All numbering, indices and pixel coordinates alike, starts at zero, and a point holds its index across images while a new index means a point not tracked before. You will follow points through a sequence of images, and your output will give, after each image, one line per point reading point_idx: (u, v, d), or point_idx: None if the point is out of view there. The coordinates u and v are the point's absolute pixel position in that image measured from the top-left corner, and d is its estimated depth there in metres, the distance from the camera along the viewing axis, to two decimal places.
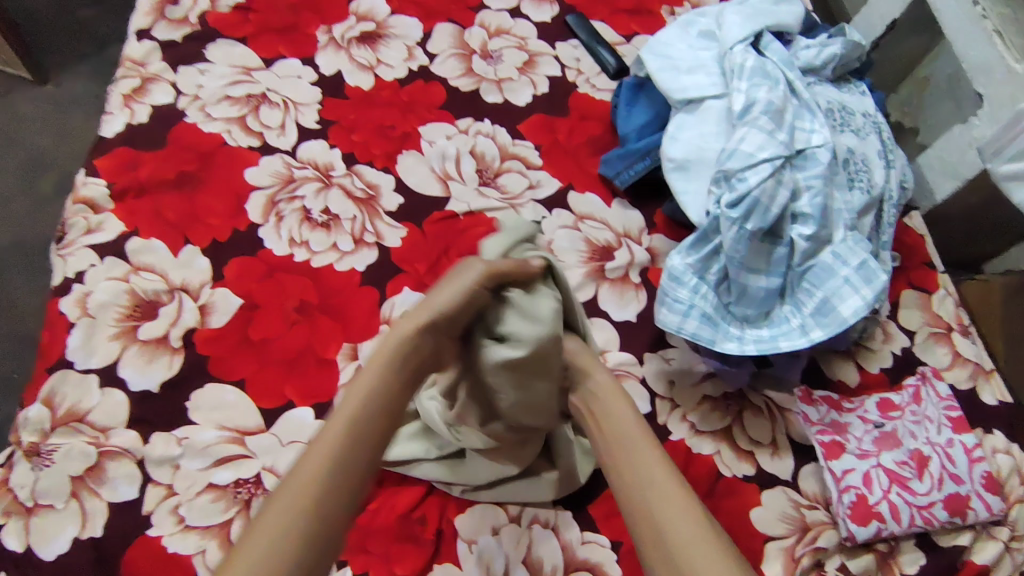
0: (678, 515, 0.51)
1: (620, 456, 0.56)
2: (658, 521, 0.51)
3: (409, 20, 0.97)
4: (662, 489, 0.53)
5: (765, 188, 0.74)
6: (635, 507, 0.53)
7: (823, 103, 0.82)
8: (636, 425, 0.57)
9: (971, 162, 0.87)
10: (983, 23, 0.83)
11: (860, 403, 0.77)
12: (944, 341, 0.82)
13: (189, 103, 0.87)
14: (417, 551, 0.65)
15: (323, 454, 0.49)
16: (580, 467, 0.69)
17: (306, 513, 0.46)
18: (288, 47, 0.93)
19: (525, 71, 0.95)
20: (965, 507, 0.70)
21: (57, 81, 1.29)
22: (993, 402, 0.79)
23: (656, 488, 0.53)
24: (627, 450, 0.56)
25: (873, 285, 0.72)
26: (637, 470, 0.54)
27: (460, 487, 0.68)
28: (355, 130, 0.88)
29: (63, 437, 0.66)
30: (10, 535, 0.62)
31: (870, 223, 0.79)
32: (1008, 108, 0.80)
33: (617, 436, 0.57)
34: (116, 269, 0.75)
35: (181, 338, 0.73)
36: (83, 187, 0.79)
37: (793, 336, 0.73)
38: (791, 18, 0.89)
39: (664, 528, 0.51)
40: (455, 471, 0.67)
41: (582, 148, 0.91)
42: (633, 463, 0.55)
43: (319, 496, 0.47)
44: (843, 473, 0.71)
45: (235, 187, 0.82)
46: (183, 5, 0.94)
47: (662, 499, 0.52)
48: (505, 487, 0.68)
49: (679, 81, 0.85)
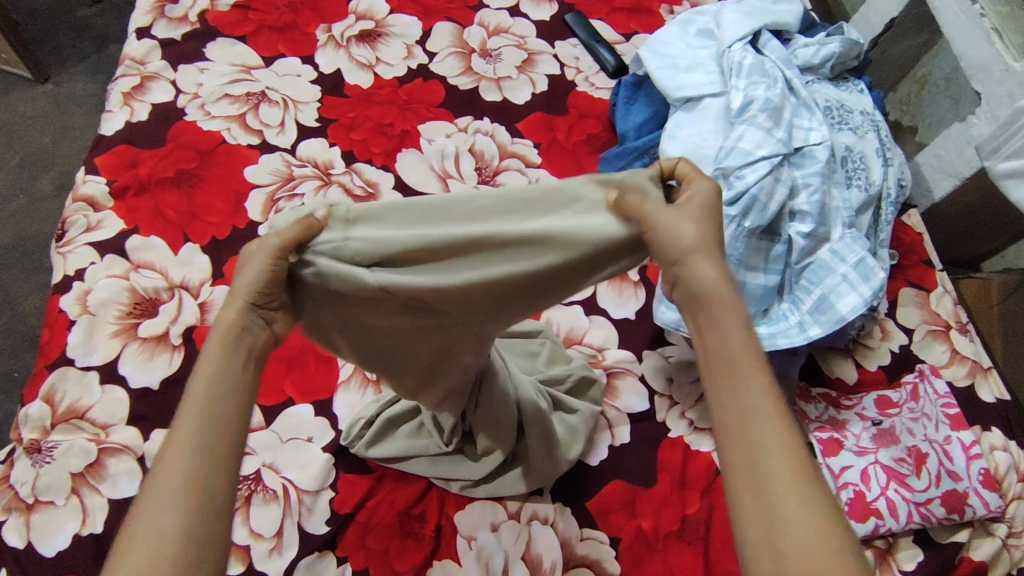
0: (790, 479, 0.38)
1: (723, 379, 0.42)
2: (767, 484, 0.38)
3: (408, 19, 0.97)
4: (776, 440, 0.39)
5: (763, 185, 0.74)
6: (741, 447, 0.40)
7: (821, 102, 0.82)
8: (746, 347, 0.42)
9: (969, 160, 0.88)
10: (982, 22, 0.83)
11: (859, 400, 0.78)
12: (942, 339, 0.82)
13: (188, 101, 0.87)
14: (417, 547, 0.65)
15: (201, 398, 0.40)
16: (569, 448, 0.70)
17: (184, 489, 0.36)
18: (288, 46, 0.93)
19: (524, 70, 0.95)
20: (963, 504, 0.69)
21: (58, 80, 1.29)
22: (990, 400, 0.79)
23: (766, 437, 0.39)
24: (732, 372, 0.42)
25: (871, 282, 0.72)
26: (744, 407, 0.40)
27: (459, 483, 0.68)
28: (354, 129, 0.88)
29: (63, 434, 0.67)
30: (11, 531, 0.62)
31: (868, 221, 0.79)
32: (1007, 106, 0.80)
33: (728, 354, 0.42)
34: (115, 266, 0.75)
35: (181, 335, 0.73)
36: (84, 185, 0.79)
37: (791, 334, 0.74)
38: (789, 16, 0.89)
39: (771, 483, 0.38)
40: (452, 465, 0.68)
41: (581, 146, 0.91)
42: (735, 398, 0.41)
43: (197, 468, 0.37)
44: (841, 470, 0.72)
45: (235, 185, 0.82)
46: (183, 4, 0.94)
47: (780, 462, 0.39)
48: (500, 481, 0.68)
49: (678, 80, 0.86)
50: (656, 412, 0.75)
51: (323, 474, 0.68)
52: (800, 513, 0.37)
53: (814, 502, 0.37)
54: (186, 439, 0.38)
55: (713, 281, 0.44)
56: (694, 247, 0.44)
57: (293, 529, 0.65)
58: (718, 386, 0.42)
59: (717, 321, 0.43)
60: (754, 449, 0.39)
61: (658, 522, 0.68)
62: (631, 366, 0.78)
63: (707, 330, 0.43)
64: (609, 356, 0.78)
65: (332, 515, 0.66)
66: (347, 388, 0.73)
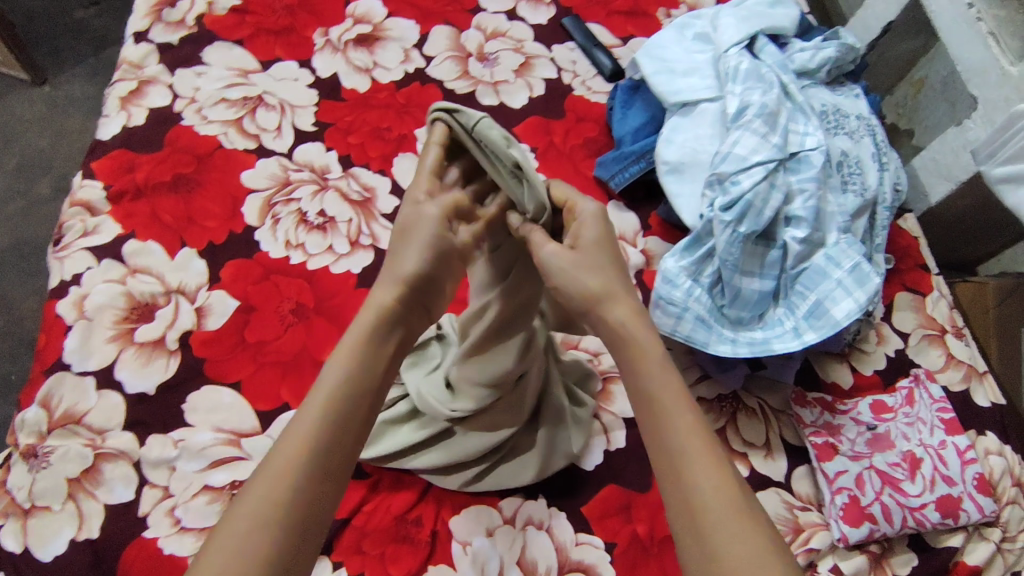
0: (720, 502, 0.43)
1: (656, 418, 0.47)
2: (700, 511, 0.43)
3: (405, 22, 0.98)
4: (706, 469, 0.45)
5: (758, 191, 0.74)
6: (674, 478, 0.45)
7: (817, 106, 0.83)
8: (669, 385, 0.47)
9: (964, 165, 0.88)
10: (978, 26, 0.83)
11: (854, 405, 0.77)
12: (938, 343, 0.82)
13: (186, 105, 0.87)
14: (412, 552, 0.65)
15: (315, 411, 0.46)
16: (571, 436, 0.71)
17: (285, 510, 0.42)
18: (285, 50, 0.93)
19: (521, 74, 0.95)
20: (957, 508, 0.70)
21: (56, 83, 1.29)
22: (985, 404, 0.79)
23: (694, 470, 0.44)
24: (663, 411, 0.47)
25: (866, 288, 0.73)
26: (674, 443, 0.46)
27: (456, 477, 0.69)
28: (351, 133, 0.88)
29: (60, 439, 0.67)
30: (8, 536, 0.62)
31: (864, 226, 0.79)
32: (1002, 111, 0.81)
33: (657, 397, 0.47)
34: (113, 271, 0.75)
35: (178, 340, 0.73)
36: (81, 190, 0.79)
37: (786, 339, 0.74)
38: (786, 20, 0.89)
39: (702, 511, 0.43)
40: (450, 453, 0.68)
41: (578, 150, 0.91)
42: (669, 434, 0.46)
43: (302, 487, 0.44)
44: (835, 475, 0.72)
45: (232, 190, 0.82)
46: (180, 7, 0.94)
47: (715, 494, 0.44)
48: (497, 472, 0.69)
49: (674, 84, 0.86)
50: None
51: None
52: (729, 534, 0.42)
53: (744, 520, 0.43)
54: (288, 449, 0.44)
55: (622, 321, 0.49)
56: (599, 293, 0.49)
57: None
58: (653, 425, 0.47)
59: (644, 360, 0.48)
60: (686, 481, 0.44)
61: (653, 527, 0.68)
62: None
63: (637, 373, 0.48)
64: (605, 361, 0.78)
65: None
66: None
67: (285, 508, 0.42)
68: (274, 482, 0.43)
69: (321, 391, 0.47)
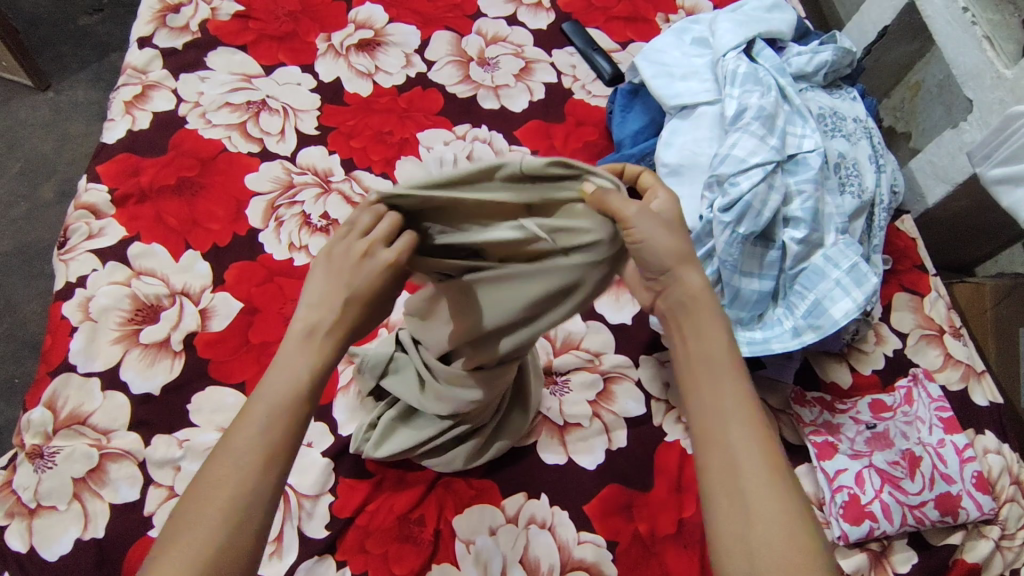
0: (759, 461, 0.46)
1: (701, 377, 0.49)
2: (738, 470, 0.46)
3: (407, 28, 0.99)
4: (747, 430, 0.47)
5: (757, 192, 0.75)
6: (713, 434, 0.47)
7: (814, 109, 0.84)
8: (718, 347, 0.49)
9: (960, 166, 0.89)
10: (973, 29, 0.84)
11: (853, 404, 0.78)
12: (936, 343, 0.83)
13: (189, 110, 0.88)
14: (416, 550, 0.66)
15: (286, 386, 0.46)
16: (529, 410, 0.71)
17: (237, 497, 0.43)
18: (288, 55, 0.94)
19: (522, 78, 0.96)
20: (957, 506, 0.70)
21: (59, 88, 1.30)
22: (984, 403, 0.80)
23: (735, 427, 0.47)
24: (707, 371, 0.49)
25: (864, 287, 0.73)
26: (717, 402, 0.48)
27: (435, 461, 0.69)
28: (354, 136, 0.89)
29: (65, 440, 0.67)
30: (13, 535, 0.63)
31: (862, 227, 0.80)
32: (997, 113, 0.81)
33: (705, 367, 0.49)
34: (117, 273, 0.76)
35: (182, 341, 0.74)
36: (86, 193, 0.80)
37: (785, 338, 0.74)
38: (783, 25, 0.90)
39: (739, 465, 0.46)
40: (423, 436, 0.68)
41: (578, 153, 0.92)
42: (713, 395, 0.48)
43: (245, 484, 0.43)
44: (835, 473, 0.72)
45: (235, 193, 0.83)
46: (184, 14, 0.95)
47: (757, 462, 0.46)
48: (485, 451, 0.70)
49: (673, 88, 0.87)
50: (652, 416, 0.76)
51: (323, 479, 0.68)
52: (764, 491, 0.45)
53: (777, 480, 0.45)
54: (256, 420, 0.45)
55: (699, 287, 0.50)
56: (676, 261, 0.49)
57: (293, 533, 0.65)
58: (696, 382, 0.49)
59: (704, 319, 0.50)
60: (726, 438, 0.47)
61: (655, 525, 0.69)
62: (628, 371, 0.79)
63: (691, 333, 0.50)
64: (606, 361, 0.79)
65: (331, 520, 0.67)
66: (346, 394, 0.73)
67: (272, 473, 0.45)
68: (252, 452, 0.44)
69: (288, 369, 0.47)
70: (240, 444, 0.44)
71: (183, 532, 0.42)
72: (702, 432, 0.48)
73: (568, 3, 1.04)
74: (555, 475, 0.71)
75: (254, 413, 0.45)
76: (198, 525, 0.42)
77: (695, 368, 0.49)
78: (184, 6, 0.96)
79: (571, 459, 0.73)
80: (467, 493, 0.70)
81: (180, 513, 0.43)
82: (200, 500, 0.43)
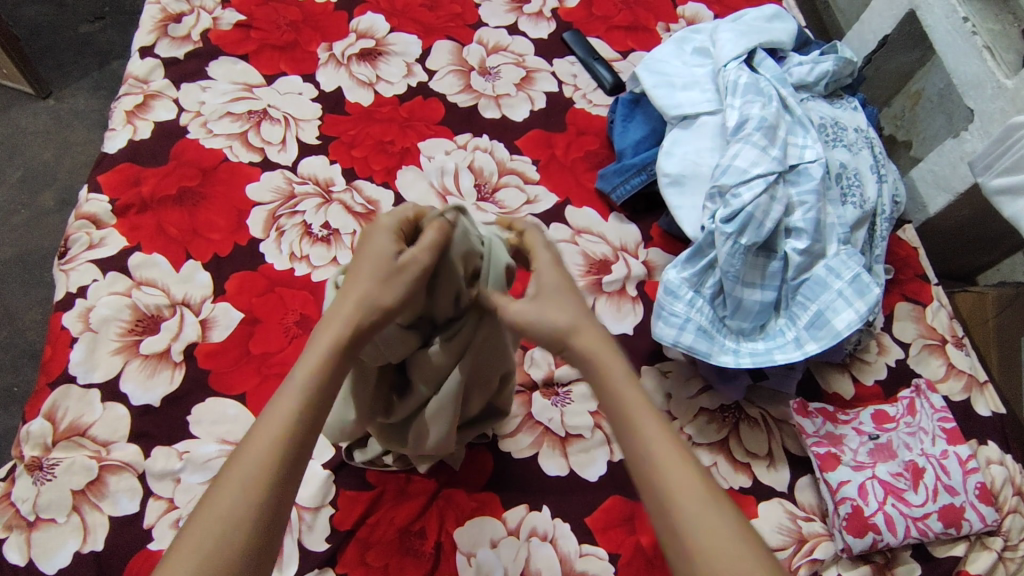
0: (702, 504, 0.45)
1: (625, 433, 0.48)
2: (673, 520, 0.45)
3: (408, 37, 0.99)
4: (680, 472, 0.46)
5: (759, 203, 0.75)
6: (648, 481, 0.46)
7: (815, 119, 0.83)
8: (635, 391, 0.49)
9: (962, 176, 0.88)
10: (973, 39, 0.85)
11: (856, 415, 0.77)
12: (939, 353, 0.83)
13: (191, 119, 0.88)
14: (417, 563, 0.66)
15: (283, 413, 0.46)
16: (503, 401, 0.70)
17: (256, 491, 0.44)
18: (289, 64, 0.94)
19: (523, 88, 0.97)
20: (960, 518, 0.70)
21: (60, 96, 1.30)
22: (987, 414, 0.80)
23: (669, 469, 0.46)
24: (631, 418, 0.48)
25: (867, 298, 0.73)
26: (647, 447, 0.47)
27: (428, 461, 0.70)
28: (355, 146, 0.89)
29: (65, 452, 0.67)
30: (11, 549, 0.62)
31: (863, 237, 0.80)
32: (999, 123, 0.81)
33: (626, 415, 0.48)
34: (118, 283, 0.76)
35: (182, 352, 0.74)
36: (87, 203, 0.80)
37: (788, 349, 0.74)
38: (784, 35, 0.90)
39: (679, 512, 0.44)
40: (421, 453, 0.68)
41: (579, 163, 0.92)
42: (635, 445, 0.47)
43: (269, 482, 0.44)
44: (838, 484, 0.71)
45: (236, 203, 0.83)
46: (186, 23, 0.96)
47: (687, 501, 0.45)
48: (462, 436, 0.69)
49: (674, 98, 0.87)
50: None
51: (323, 491, 0.68)
52: (705, 531, 0.44)
53: (720, 522, 0.44)
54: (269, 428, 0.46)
55: (587, 350, 0.51)
56: (567, 328, 0.51)
57: (293, 545, 0.65)
58: (625, 430, 0.48)
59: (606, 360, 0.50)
60: (659, 486, 0.46)
61: (657, 538, 0.69)
62: None
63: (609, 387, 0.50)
64: None
65: (332, 532, 0.66)
66: None
67: (271, 490, 0.44)
68: (249, 479, 0.44)
69: (285, 394, 0.47)
70: (235, 471, 0.44)
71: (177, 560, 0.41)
72: (639, 479, 0.47)
73: (569, 12, 1.04)
74: (556, 486, 0.71)
75: (252, 440, 0.45)
76: (188, 551, 0.41)
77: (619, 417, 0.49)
78: (186, 15, 0.96)
79: (573, 471, 0.72)
80: (469, 505, 0.69)
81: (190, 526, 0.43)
82: (195, 525, 0.43)
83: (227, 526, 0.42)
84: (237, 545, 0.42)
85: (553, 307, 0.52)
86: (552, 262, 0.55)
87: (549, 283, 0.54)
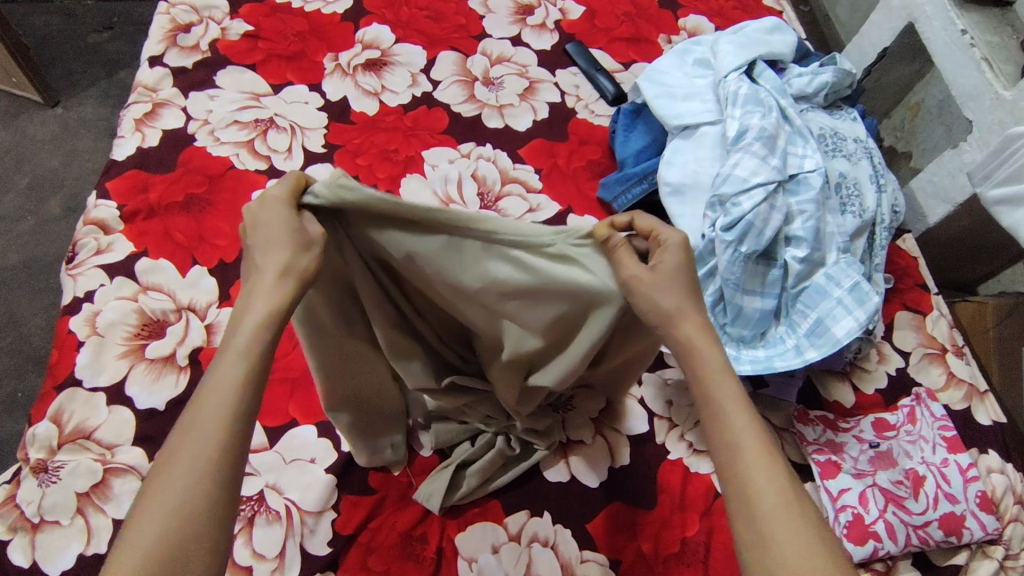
0: (776, 492, 0.46)
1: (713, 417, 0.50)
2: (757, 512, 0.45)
3: (413, 48, 1.00)
4: (758, 461, 0.47)
5: (759, 212, 0.75)
6: (739, 489, 0.47)
7: (815, 129, 0.85)
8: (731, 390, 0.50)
9: (961, 186, 0.89)
10: (971, 52, 0.86)
11: (856, 423, 0.78)
12: (939, 362, 0.83)
13: (198, 127, 0.89)
14: (419, 568, 0.66)
15: (207, 414, 0.42)
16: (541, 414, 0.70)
17: (225, 406, 0.42)
18: (296, 74, 0.96)
19: (525, 98, 0.98)
20: (961, 526, 0.70)
21: (67, 105, 1.32)
22: (987, 422, 0.80)
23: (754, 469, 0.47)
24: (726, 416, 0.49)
25: (865, 307, 0.74)
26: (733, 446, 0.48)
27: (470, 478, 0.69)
28: (360, 154, 0.90)
29: (70, 454, 0.67)
30: (16, 550, 0.63)
31: (863, 245, 0.81)
32: (997, 134, 0.82)
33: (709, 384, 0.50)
34: (125, 288, 0.77)
35: (188, 356, 0.74)
36: (95, 210, 0.81)
37: (788, 357, 0.75)
38: (784, 47, 0.91)
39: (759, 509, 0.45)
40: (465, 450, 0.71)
41: (581, 172, 0.93)
42: (725, 430, 0.49)
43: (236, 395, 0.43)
44: (839, 492, 0.72)
45: (243, 210, 0.84)
46: (194, 33, 0.97)
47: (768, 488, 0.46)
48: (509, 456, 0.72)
49: (676, 108, 0.88)
50: (656, 433, 0.76)
51: (325, 495, 0.68)
52: (789, 536, 0.44)
53: (797, 519, 0.45)
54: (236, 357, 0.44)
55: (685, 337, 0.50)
56: (671, 314, 0.50)
57: (295, 549, 0.65)
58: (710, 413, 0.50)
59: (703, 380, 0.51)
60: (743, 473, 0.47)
61: (658, 544, 0.69)
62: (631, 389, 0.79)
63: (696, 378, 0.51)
64: None
65: (334, 536, 0.66)
66: None
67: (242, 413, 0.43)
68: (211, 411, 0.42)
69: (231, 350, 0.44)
70: (177, 451, 0.41)
71: (143, 512, 0.39)
72: (732, 492, 0.47)
73: (572, 24, 1.06)
74: (558, 493, 0.71)
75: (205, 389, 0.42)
76: (158, 497, 0.39)
77: (718, 430, 0.49)
78: (195, 26, 0.98)
79: (574, 477, 0.73)
80: (471, 512, 0.69)
81: (159, 471, 0.40)
82: (138, 514, 0.39)
83: (171, 516, 0.39)
84: (190, 530, 0.39)
85: (659, 293, 0.49)
86: (677, 245, 0.50)
87: (666, 266, 0.50)
